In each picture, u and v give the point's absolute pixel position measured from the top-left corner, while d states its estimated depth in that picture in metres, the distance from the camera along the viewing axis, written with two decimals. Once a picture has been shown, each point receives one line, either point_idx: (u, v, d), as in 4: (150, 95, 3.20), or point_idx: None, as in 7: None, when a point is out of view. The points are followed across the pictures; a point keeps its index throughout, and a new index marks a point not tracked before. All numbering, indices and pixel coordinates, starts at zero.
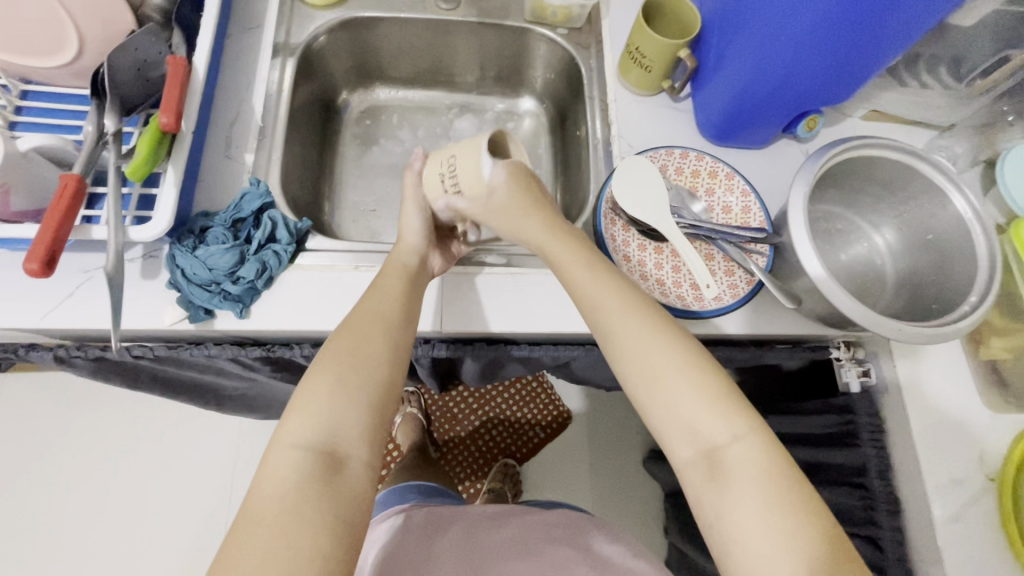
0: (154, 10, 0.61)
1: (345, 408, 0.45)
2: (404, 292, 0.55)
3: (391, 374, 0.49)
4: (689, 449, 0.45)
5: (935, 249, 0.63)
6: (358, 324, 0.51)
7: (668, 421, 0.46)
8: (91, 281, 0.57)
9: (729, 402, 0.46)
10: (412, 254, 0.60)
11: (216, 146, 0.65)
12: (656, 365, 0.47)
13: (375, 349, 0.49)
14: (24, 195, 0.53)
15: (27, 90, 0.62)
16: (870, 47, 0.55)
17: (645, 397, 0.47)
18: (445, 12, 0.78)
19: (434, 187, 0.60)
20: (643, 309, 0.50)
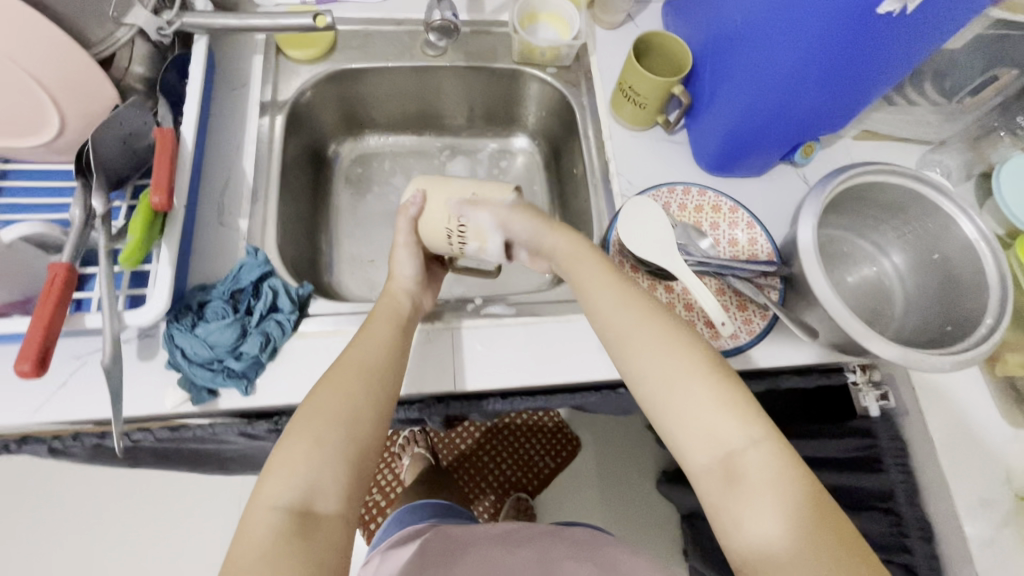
0: (137, 80, 0.59)
1: (328, 461, 0.45)
2: (393, 334, 0.54)
3: (379, 417, 0.49)
4: (706, 457, 0.46)
5: (943, 270, 0.63)
6: (342, 373, 0.50)
7: (682, 433, 0.47)
8: (85, 368, 0.55)
9: (743, 406, 0.46)
10: (403, 298, 0.59)
11: (208, 213, 0.63)
12: (668, 373, 0.48)
13: (359, 400, 0.48)
14: (10, 286, 0.50)
15: (6, 169, 0.61)
16: (857, 84, 0.56)
17: (660, 410, 0.48)
18: (433, 58, 0.77)
19: (438, 239, 0.59)
20: (656, 322, 0.51)
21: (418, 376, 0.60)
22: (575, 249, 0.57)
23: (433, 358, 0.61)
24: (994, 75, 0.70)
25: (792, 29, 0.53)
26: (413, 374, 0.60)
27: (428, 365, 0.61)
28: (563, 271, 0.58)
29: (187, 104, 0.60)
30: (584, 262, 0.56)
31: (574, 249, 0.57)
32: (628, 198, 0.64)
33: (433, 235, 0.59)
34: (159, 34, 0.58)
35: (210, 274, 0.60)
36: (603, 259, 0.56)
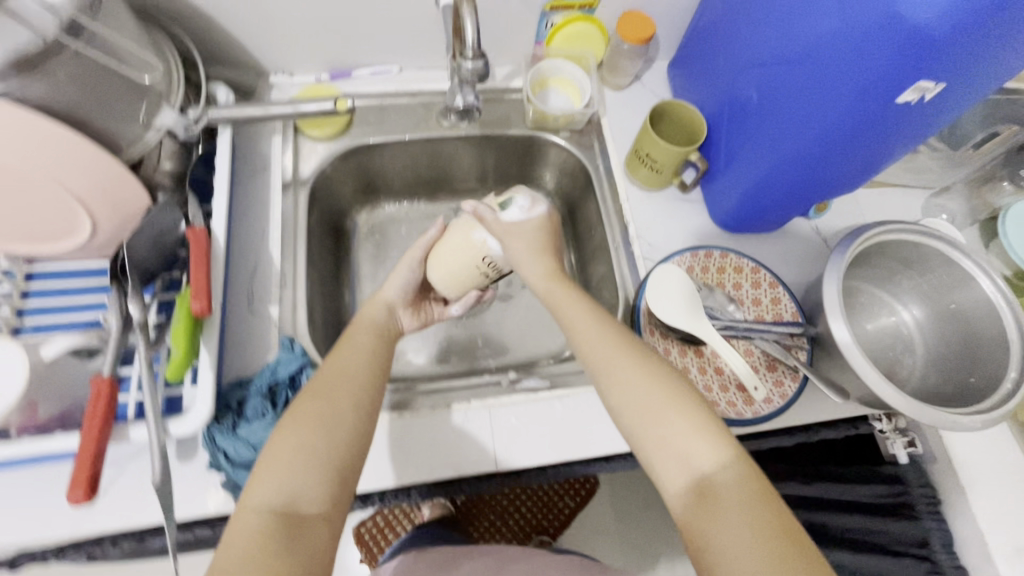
0: (165, 176, 0.60)
1: (311, 463, 0.47)
2: (375, 347, 0.58)
3: (362, 422, 0.51)
4: (682, 479, 0.47)
5: (961, 320, 0.65)
6: (326, 384, 0.53)
7: (658, 452, 0.49)
8: (123, 474, 0.54)
9: (715, 431, 0.49)
10: (380, 308, 0.64)
11: (238, 302, 0.63)
12: (645, 397, 0.51)
13: (344, 409, 0.51)
14: (51, 402, 0.50)
15: (31, 270, 0.61)
16: (871, 158, 0.56)
17: (639, 431, 0.51)
18: (448, 129, 0.78)
19: (473, 279, 0.64)
20: (634, 352, 0.54)
21: (457, 455, 0.61)
22: (548, 282, 0.61)
23: (472, 436, 0.62)
24: (995, 131, 0.75)
25: (810, 107, 0.55)
26: (453, 454, 0.61)
27: (467, 442, 0.61)
28: (549, 301, 0.61)
29: (216, 199, 0.61)
30: (568, 294, 0.60)
31: (547, 282, 0.61)
32: (656, 266, 0.66)
33: (451, 274, 0.64)
34: (188, 132, 0.59)
35: (246, 366, 0.60)
36: (583, 294, 0.61)
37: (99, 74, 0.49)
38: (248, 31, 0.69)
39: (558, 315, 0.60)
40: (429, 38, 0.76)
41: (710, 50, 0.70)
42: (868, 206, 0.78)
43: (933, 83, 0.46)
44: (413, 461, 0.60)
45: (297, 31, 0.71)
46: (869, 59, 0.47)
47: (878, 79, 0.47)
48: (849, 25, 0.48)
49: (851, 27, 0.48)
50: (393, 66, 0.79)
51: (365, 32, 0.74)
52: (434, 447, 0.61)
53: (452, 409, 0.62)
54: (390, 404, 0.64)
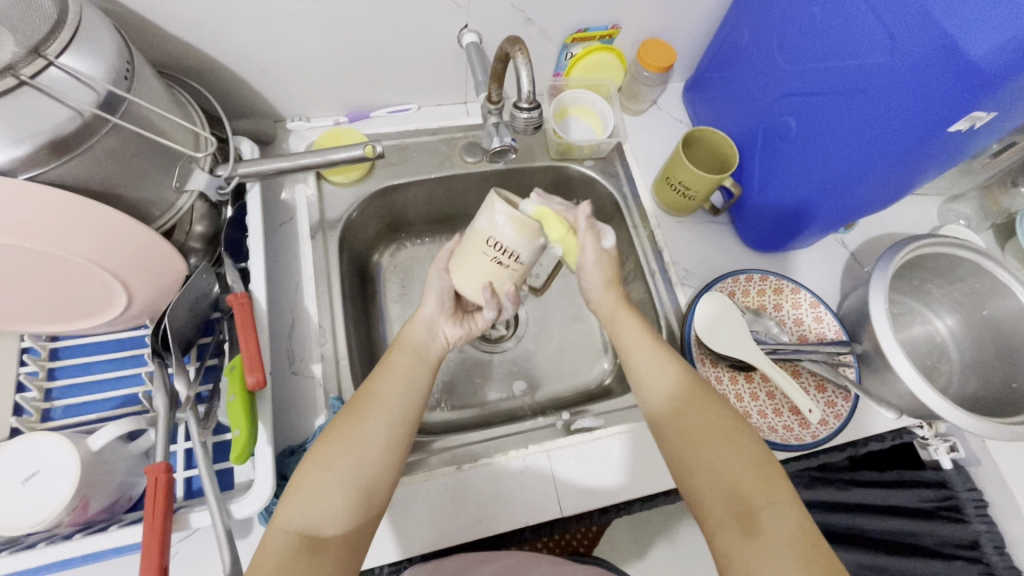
0: (197, 239, 0.57)
1: (340, 486, 0.46)
2: (416, 371, 0.56)
3: (388, 448, 0.50)
4: (725, 510, 0.46)
5: (995, 327, 0.67)
6: (358, 405, 0.52)
7: (706, 481, 0.48)
8: (179, 557, 0.50)
9: (766, 468, 0.48)
10: (422, 326, 0.60)
11: (280, 363, 0.61)
12: (696, 427, 0.50)
13: (371, 431, 0.50)
14: (101, 496, 0.46)
15: (55, 346, 0.57)
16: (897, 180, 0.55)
17: (684, 459, 0.50)
18: (471, 165, 0.77)
19: (496, 273, 0.53)
20: (697, 388, 0.53)
21: (520, 503, 0.60)
22: (615, 303, 0.60)
23: (531, 482, 0.61)
24: (1013, 140, 0.70)
25: (852, 137, 0.54)
26: (516, 503, 0.60)
27: (529, 488, 0.60)
28: (613, 320, 0.60)
29: (253, 261, 0.58)
30: (630, 328, 0.58)
31: (614, 304, 0.60)
32: (702, 295, 0.66)
33: (466, 270, 0.54)
34: (220, 192, 0.57)
35: (295, 430, 0.58)
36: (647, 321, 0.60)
37: (134, 144, 0.47)
38: (267, 79, 0.67)
39: (618, 340, 0.59)
40: (448, 75, 0.75)
41: (734, 76, 0.71)
42: (891, 216, 0.79)
43: (985, 114, 0.45)
44: (475, 513, 0.59)
45: (317, 76, 0.69)
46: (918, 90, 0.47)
47: (927, 108, 0.47)
48: (896, 58, 0.48)
49: (898, 60, 0.48)
50: (412, 104, 0.79)
51: (385, 73, 0.72)
52: (496, 495, 0.60)
53: (511, 456, 0.61)
54: (445, 456, 0.62)
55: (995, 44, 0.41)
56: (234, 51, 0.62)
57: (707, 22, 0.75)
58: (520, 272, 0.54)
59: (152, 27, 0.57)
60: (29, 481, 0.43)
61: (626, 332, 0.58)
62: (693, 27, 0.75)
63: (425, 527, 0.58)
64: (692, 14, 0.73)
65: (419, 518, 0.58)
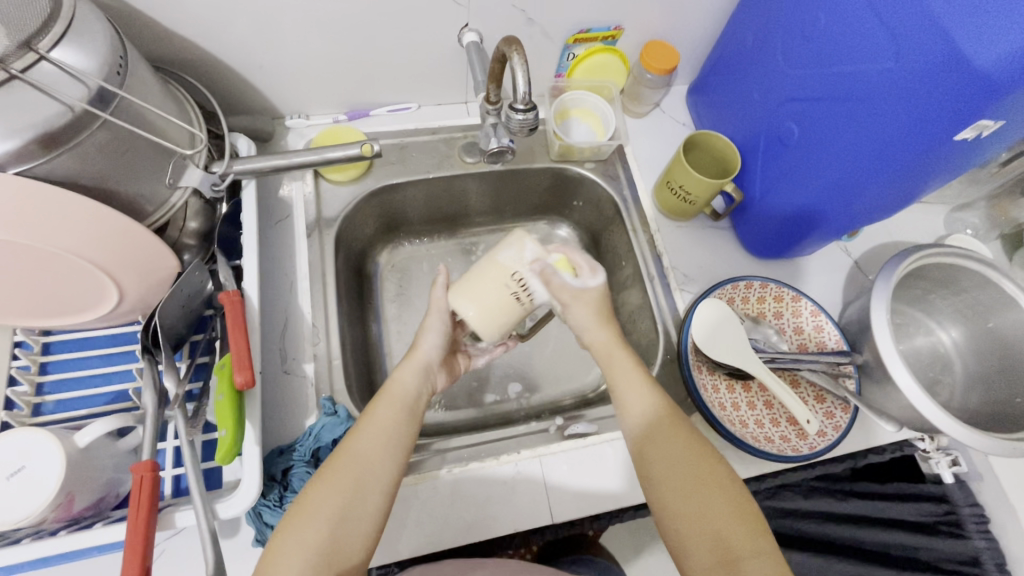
0: (191, 236, 0.57)
1: (311, 567, 0.44)
2: (400, 429, 0.52)
3: (369, 518, 0.47)
4: (709, 557, 0.46)
5: (1001, 339, 0.65)
6: (339, 469, 0.49)
7: (688, 526, 0.48)
8: (166, 554, 0.50)
9: (750, 515, 0.47)
10: (413, 374, 0.57)
11: (272, 361, 0.61)
12: (684, 471, 0.50)
13: (353, 500, 0.47)
14: (87, 492, 0.46)
15: (49, 341, 0.57)
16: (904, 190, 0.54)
17: (669, 505, 0.49)
18: (470, 166, 0.76)
19: (509, 310, 0.52)
20: (677, 426, 0.53)
21: (511, 509, 0.59)
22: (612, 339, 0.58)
23: (523, 488, 0.60)
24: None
25: (858, 145, 0.53)
26: (506, 509, 0.59)
27: (520, 494, 0.60)
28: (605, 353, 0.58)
29: (246, 258, 0.58)
30: (617, 362, 0.57)
31: (611, 339, 0.58)
32: (702, 300, 0.65)
33: (478, 303, 0.52)
34: (214, 189, 0.56)
35: (285, 429, 0.58)
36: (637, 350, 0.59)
37: (127, 140, 0.46)
38: (265, 76, 0.67)
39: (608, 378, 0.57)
40: (449, 74, 0.74)
41: (739, 79, 0.70)
42: (897, 224, 0.78)
43: (992, 122, 0.44)
44: (466, 517, 0.58)
45: (316, 73, 0.69)
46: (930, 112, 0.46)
47: (935, 125, 0.46)
48: (902, 64, 0.47)
49: (907, 65, 0.47)
50: (412, 103, 0.78)
51: (385, 71, 0.71)
52: (487, 500, 0.59)
53: (503, 461, 0.61)
54: (436, 459, 0.61)
55: (1001, 52, 0.40)
56: (232, 47, 0.62)
57: (712, 24, 0.74)
58: (527, 313, 0.54)
59: (149, 22, 0.57)
60: (15, 476, 0.43)
61: (619, 372, 0.56)
62: (697, 29, 0.74)
63: (414, 530, 0.57)
64: (696, 16, 0.72)
65: (409, 520, 0.57)
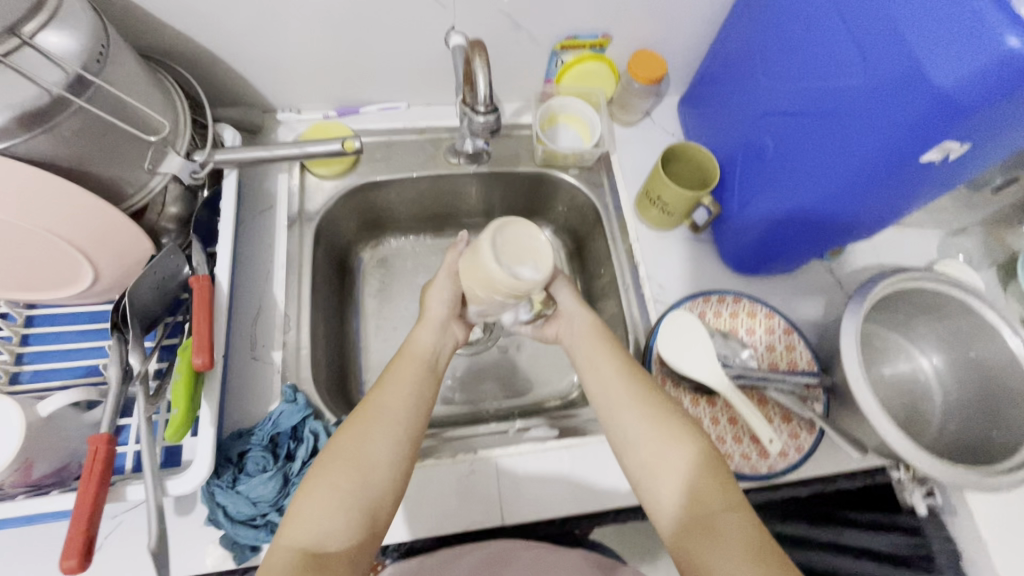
0: (169, 220, 0.59)
1: (344, 506, 0.44)
2: (423, 383, 0.52)
3: (394, 466, 0.47)
4: (682, 512, 0.47)
5: (981, 369, 0.63)
6: (365, 418, 0.48)
7: (662, 485, 0.48)
8: (120, 527, 0.52)
9: (716, 469, 0.48)
10: (433, 332, 0.56)
11: (241, 347, 0.62)
12: (654, 436, 0.50)
13: (376, 449, 0.46)
14: (47, 461, 0.48)
15: (32, 314, 0.60)
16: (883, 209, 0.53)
17: (644, 467, 0.49)
18: (456, 167, 0.77)
19: None
20: (655, 395, 0.53)
21: (464, 508, 0.59)
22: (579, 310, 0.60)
23: (477, 488, 0.60)
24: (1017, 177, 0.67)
25: (829, 158, 0.53)
26: (458, 508, 0.59)
27: (474, 493, 0.60)
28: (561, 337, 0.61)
29: (220, 246, 0.59)
30: (589, 342, 0.57)
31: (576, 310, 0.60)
32: (671, 312, 0.66)
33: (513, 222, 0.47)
34: (194, 177, 0.58)
35: (247, 414, 0.59)
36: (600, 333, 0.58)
37: (104, 126, 0.48)
38: (256, 70, 0.69)
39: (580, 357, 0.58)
40: (438, 75, 0.75)
41: (722, 92, 0.69)
42: (885, 246, 0.76)
43: (958, 144, 0.43)
44: (417, 512, 0.59)
45: (306, 69, 0.70)
46: (887, 120, 0.45)
47: (900, 140, 0.45)
48: (868, 81, 0.46)
49: (871, 83, 0.46)
50: (402, 102, 0.79)
51: (373, 70, 0.73)
52: (439, 498, 0.59)
53: (460, 460, 0.61)
54: None
55: (962, 74, 0.39)
56: (223, 41, 0.64)
57: (702, 36, 0.73)
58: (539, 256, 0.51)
59: (142, 15, 0.59)
60: None
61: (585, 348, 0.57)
62: (688, 40, 0.74)
63: None
64: (686, 27, 0.71)
65: None
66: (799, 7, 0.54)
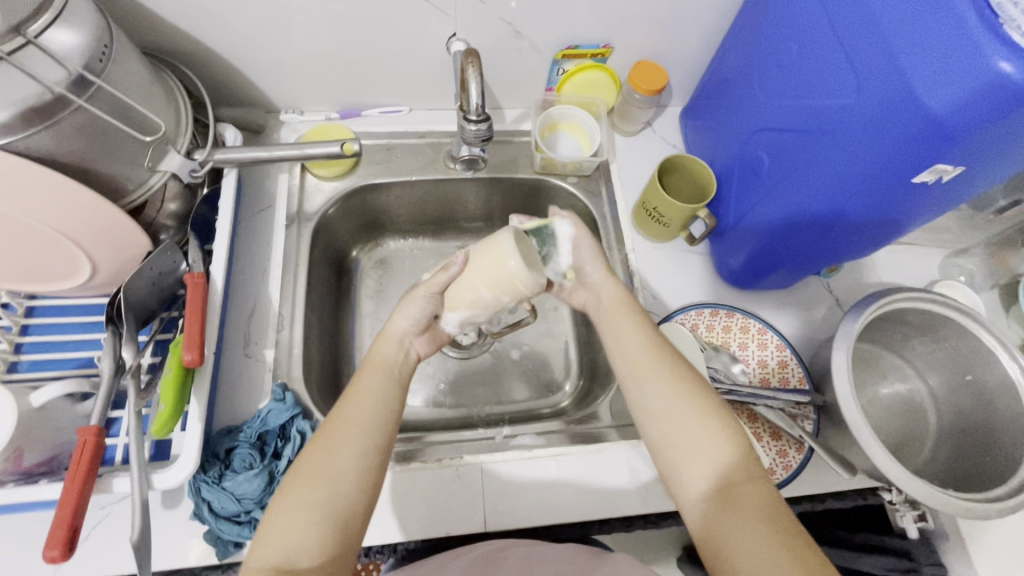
0: (169, 217, 0.60)
1: (314, 520, 0.42)
2: (387, 392, 0.50)
3: (364, 475, 0.45)
4: (700, 481, 0.45)
5: (978, 393, 0.62)
6: (334, 431, 0.47)
7: (680, 454, 0.46)
8: (109, 517, 0.53)
9: (737, 437, 0.46)
10: (393, 346, 0.54)
11: (235, 344, 0.63)
12: (676, 406, 0.48)
13: (344, 459, 0.45)
14: (38, 450, 0.49)
15: (33, 305, 0.61)
16: (884, 225, 0.52)
17: (662, 435, 0.48)
18: (455, 171, 0.78)
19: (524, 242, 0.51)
20: (671, 362, 0.50)
21: (448, 512, 0.60)
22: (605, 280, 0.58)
23: (463, 492, 0.60)
24: None
25: (825, 170, 0.52)
26: (442, 512, 0.60)
27: (458, 498, 0.60)
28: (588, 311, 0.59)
29: (217, 244, 0.61)
30: (612, 311, 0.56)
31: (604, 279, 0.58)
32: (661, 324, 0.66)
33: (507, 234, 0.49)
34: (193, 175, 0.59)
35: (237, 411, 0.60)
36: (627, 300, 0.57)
37: (103, 125, 0.49)
38: (260, 72, 0.70)
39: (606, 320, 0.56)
40: (440, 80, 0.76)
41: (721, 105, 0.69)
42: (884, 264, 0.76)
43: (951, 167, 0.43)
44: (402, 515, 0.59)
45: (308, 72, 0.71)
46: (883, 133, 0.45)
47: (896, 154, 0.44)
48: (862, 100, 0.46)
49: (867, 98, 0.46)
50: (404, 106, 0.80)
51: (375, 74, 0.74)
52: (424, 501, 0.60)
53: (446, 464, 0.61)
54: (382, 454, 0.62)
55: (959, 93, 0.39)
56: (228, 43, 0.65)
57: (704, 48, 0.73)
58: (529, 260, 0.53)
59: (150, 16, 0.60)
60: None
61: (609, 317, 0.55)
62: (690, 51, 0.74)
63: None
64: (687, 38, 0.71)
65: None
66: (795, 24, 0.54)
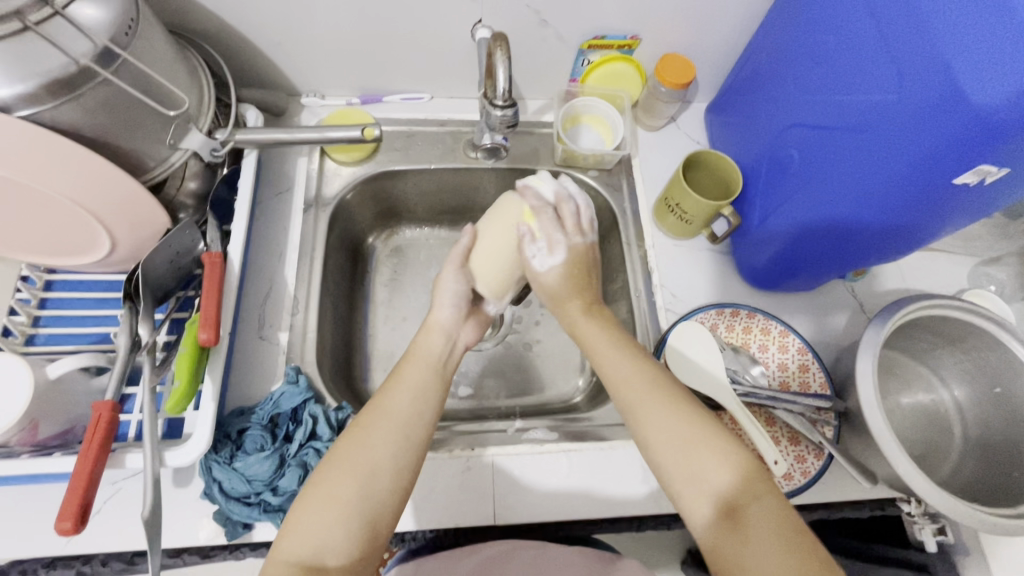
0: (188, 196, 0.60)
1: (343, 516, 0.41)
2: (429, 386, 0.50)
3: (400, 470, 0.44)
4: (710, 508, 0.43)
5: (1008, 406, 0.60)
6: (368, 424, 0.46)
7: (686, 485, 0.44)
8: (121, 493, 0.53)
9: (740, 458, 0.44)
10: (438, 336, 0.55)
11: (249, 325, 0.63)
12: (679, 435, 0.45)
13: (381, 453, 0.44)
14: (53, 422, 0.49)
15: (52, 279, 0.61)
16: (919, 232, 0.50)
17: (667, 467, 0.45)
18: (474, 161, 0.77)
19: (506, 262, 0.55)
20: (666, 393, 0.48)
21: (457, 503, 0.59)
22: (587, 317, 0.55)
23: (473, 484, 0.60)
24: None
25: (860, 176, 0.50)
26: (452, 503, 0.59)
27: (469, 490, 0.60)
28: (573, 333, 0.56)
29: (235, 225, 0.60)
30: (597, 339, 0.53)
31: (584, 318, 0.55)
32: (681, 322, 0.65)
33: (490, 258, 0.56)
34: (214, 155, 0.58)
35: (250, 392, 0.60)
36: (612, 323, 0.55)
37: (127, 100, 0.49)
38: (282, 54, 0.70)
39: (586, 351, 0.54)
40: (462, 68, 0.75)
41: (753, 100, 0.67)
42: (910, 270, 0.74)
43: (994, 169, 0.41)
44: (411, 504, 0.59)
45: (331, 56, 0.71)
46: (924, 136, 0.43)
47: (938, 158, 0.43)
48: (903, 101, 0.44)
49: (909, 100, 0.44)
50: (425, 94, 0.79)
51: (397, 60, 0.73)
52: (432, 492, 0.59)
53: (457, 455, 0.61)
54: None
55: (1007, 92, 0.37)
56: (252, 24, 0.65)
57: (733, 43, 0.71)
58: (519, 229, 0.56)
59: None
60: None
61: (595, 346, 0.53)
62: (719, 46, 0.72)
63: None
64: (717, 32, 0.70)
65: None
66: (834, 19, 0.52)
